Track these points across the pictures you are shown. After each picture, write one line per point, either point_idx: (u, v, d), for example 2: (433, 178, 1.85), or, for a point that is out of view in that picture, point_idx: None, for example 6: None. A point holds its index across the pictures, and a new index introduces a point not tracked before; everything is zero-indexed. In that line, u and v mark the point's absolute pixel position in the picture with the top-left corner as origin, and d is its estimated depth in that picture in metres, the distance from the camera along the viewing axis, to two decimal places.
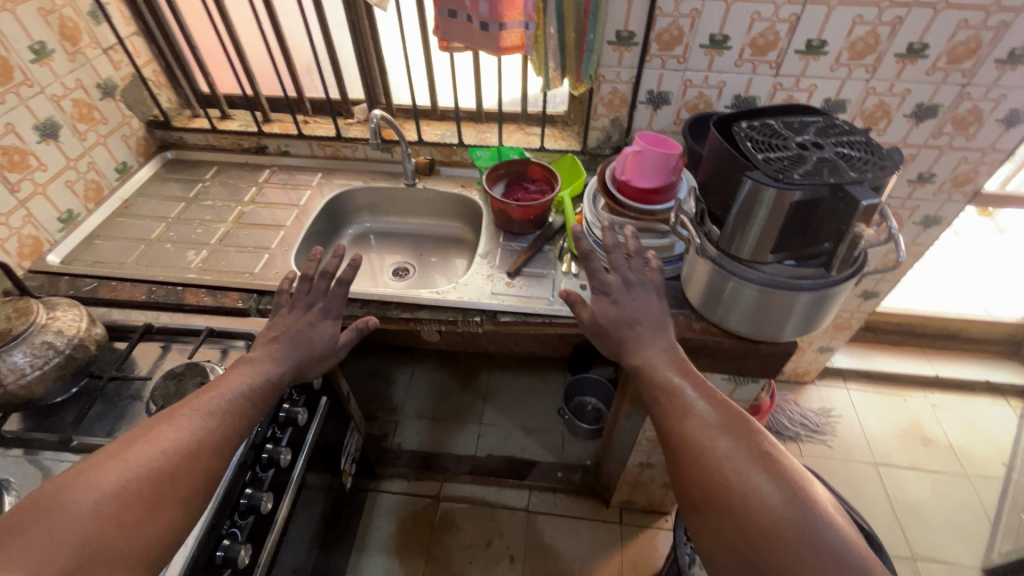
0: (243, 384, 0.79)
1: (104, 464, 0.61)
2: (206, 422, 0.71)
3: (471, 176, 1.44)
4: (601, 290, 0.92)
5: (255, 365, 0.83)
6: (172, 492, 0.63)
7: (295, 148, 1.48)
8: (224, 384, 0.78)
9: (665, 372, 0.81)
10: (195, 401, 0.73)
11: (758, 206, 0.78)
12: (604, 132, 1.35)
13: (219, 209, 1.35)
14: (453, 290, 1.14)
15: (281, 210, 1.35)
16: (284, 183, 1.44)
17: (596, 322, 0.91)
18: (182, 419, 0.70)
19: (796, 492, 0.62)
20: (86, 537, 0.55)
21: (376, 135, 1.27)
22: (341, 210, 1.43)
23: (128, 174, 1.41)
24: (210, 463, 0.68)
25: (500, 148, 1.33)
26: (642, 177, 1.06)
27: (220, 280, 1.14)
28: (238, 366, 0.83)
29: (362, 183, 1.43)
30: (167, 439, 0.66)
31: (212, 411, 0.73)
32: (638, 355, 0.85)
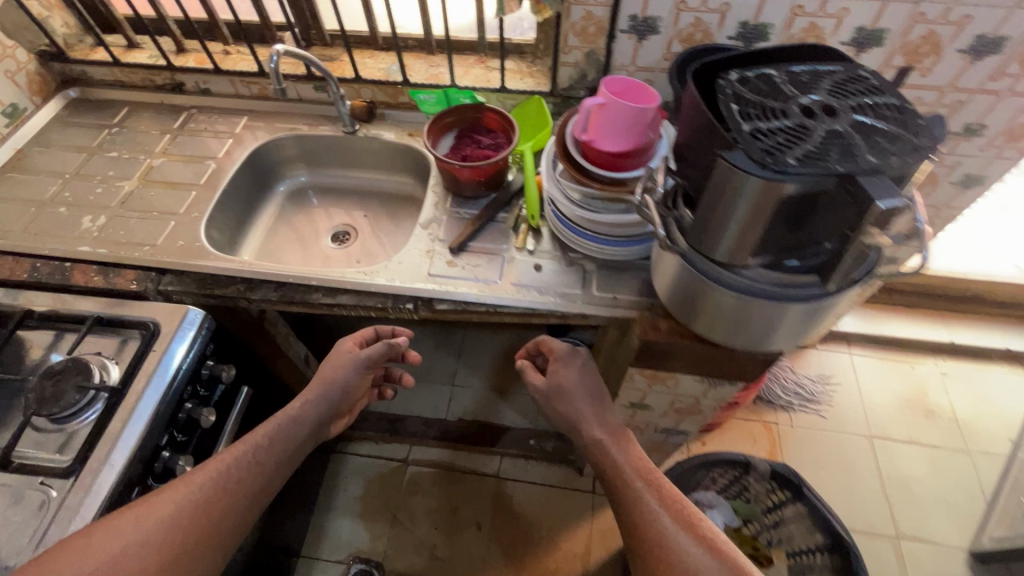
0: (273, 439, 0.87)
1: (87, 539, 0.67)
2: (233, 473, 0.79)
3: (420, 122, 1.21)
4: (567, 355, 1.01)
5: (286, 419, 0.91)
6: (190, 543, 0.71)
7: (216, 86, 1.25)
8: (260, 434, 0.86)
9: (619, 456, 0.88)
10: (194, 476, 0.77)
11: (735, 198, 0.58)
12: (578, 68, 1.09)
13: (126, 163, 1.15)
14: (385, 270, 0.97)
15: (197, 164, 1.15)
16: (204, 129, 1.22)
17: (555, 387, 0.97)
18: (172, 491, 0.74)
19: (720, 556, 0.74)
20: None
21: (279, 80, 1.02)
22: (270, 163, 1.22)
23: (22, 120, 1.20)
24: (232, 510, 0.77)
25: (447, 90, 1.09)
26: (608, 136, 0.84)
27: (115, 255, 0.97)
28: (272, 420, 0.90)
29: (292, 130, 1.21)
30: (195, 488, 0.75)
31: (237, 462, 0.81)
32: (603, 436, 0.91)
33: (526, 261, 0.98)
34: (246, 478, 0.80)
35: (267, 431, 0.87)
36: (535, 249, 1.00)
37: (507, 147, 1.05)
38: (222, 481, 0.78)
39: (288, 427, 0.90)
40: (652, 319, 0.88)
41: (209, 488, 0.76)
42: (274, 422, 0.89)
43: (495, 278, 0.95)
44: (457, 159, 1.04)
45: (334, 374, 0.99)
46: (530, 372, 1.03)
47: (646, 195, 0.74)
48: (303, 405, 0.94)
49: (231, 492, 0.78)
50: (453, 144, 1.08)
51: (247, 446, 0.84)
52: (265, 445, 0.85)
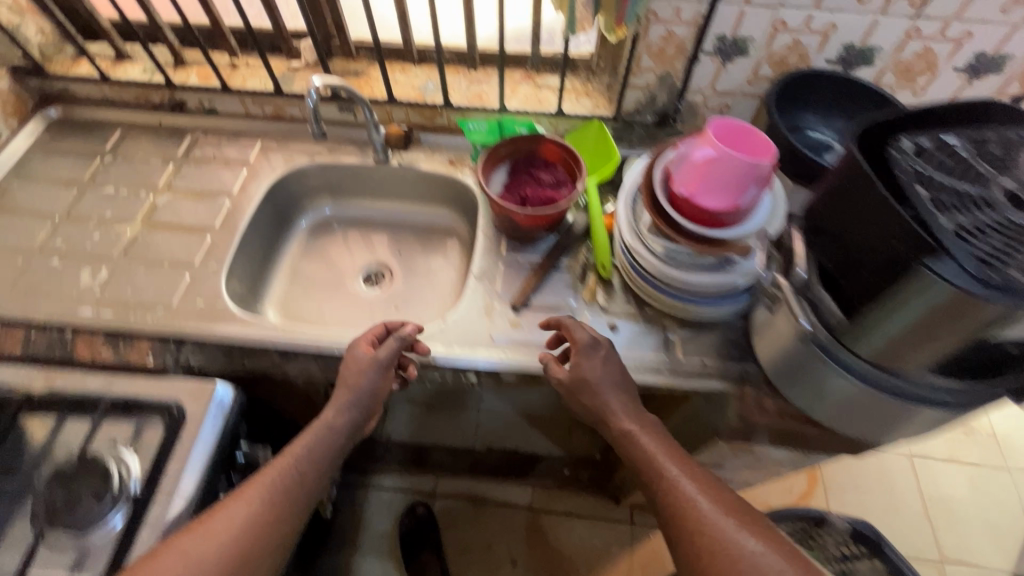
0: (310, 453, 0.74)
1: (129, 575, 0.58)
2: (266, 494, 0.67)
3: (461, 147, 1.07)
4: (590, 344, 0.78)
5: (330, 420, 0.77)
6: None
7: (223, 105, 1.09)
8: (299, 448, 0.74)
9: (652, 438, 0.72)
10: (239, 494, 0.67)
11: (906, 296, 0.51)
12: (648, 91, 0.96)
13: (125, 200, 1.00)
14: (441, 334, 0.85)
15: (208, 201, 1.00)
16: (212, 156, 1.07)
17: (578, 377, 0.76)
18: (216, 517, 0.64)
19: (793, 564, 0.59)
20: None
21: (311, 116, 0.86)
22: (290, 195, 1.08)
23: None
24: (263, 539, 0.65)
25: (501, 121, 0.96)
26: (709, 189, 0.72)
27: (125, 322, 0.84)
28: (317, 423, 0.77)
29: (314, 158, 1.06)
30: (229, 516, 0.64)
31: (276, 484, 0.68)
32: (633, 422, 0.73)
33: (598, 319, 0.87)
34: (284, 500, 0.68)
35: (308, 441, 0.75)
36: (608, 304, 0.89)
37: (571, 187, 0.93)
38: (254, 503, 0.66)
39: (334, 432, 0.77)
40: (755, 400, 0.78)
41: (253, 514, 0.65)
42: (320, 425, 0.76)
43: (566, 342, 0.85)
44: (514, 198, 0.92)
45: (354, 384, 0.77)
46: (552, 362, 0.80)
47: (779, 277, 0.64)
48: (338, 414, 0.77)
49: (264, 519, 0.65)
50: (508, 178, 0.95)
51: (286, 461, 0.71)
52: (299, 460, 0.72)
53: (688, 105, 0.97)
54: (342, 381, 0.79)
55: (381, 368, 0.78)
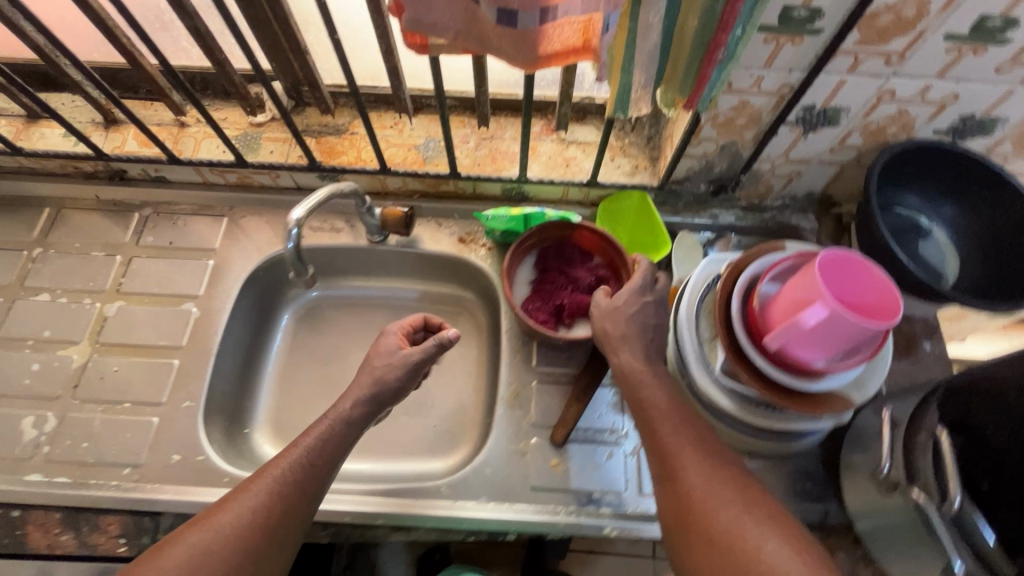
0: (310, 455, 0.57)
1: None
2: (246, 509, 0.52)
3: (472, 218, 0.89)
4: (638, 288, 0.66)
5: (336, 424, 0.61)
6: None
7: (174, 174, 0.88)
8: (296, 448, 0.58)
9: (661, 390, 0.59)
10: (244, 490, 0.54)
11: None
12: (704, 160, 0.78)
13: (65, 312, 0.81)
14: (471, 486, 0.71)
15: (169, 307, 0.82)
16: (167, 241, 0.87)
17: (612, 304, 0.66)
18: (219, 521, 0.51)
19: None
20: None
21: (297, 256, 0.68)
22: (270, 284, 0.90)
23: None
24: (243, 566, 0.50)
25: (527, 212, 0.81)
26: (807, 346, 0.56)
27: (84, 496, 0.69)
28: (325, 420, 0.61)
29: (295, 239, 0.88)
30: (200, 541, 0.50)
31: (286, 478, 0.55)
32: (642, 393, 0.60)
33: None
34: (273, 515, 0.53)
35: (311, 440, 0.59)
36: None
37: (615, 282, 0.77)
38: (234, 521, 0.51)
39: (346, 429, 0.61)
40: (846, 568, 0.68)
41: (258, 514, 0.52)
42: (323, 428, 0.60)
43: (619, 487, 0.72)
44: (549, 309, 0.76)
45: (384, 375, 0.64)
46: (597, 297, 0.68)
47: (915, 489, 0.52)
48: (356, 406, 0.62)
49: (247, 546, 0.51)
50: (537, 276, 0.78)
51: (278, 466, 0.56)
52: (293, 464, 0.56)
53: (753, 173, 0.79)
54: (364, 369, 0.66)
55: (402, 381, 0.65)
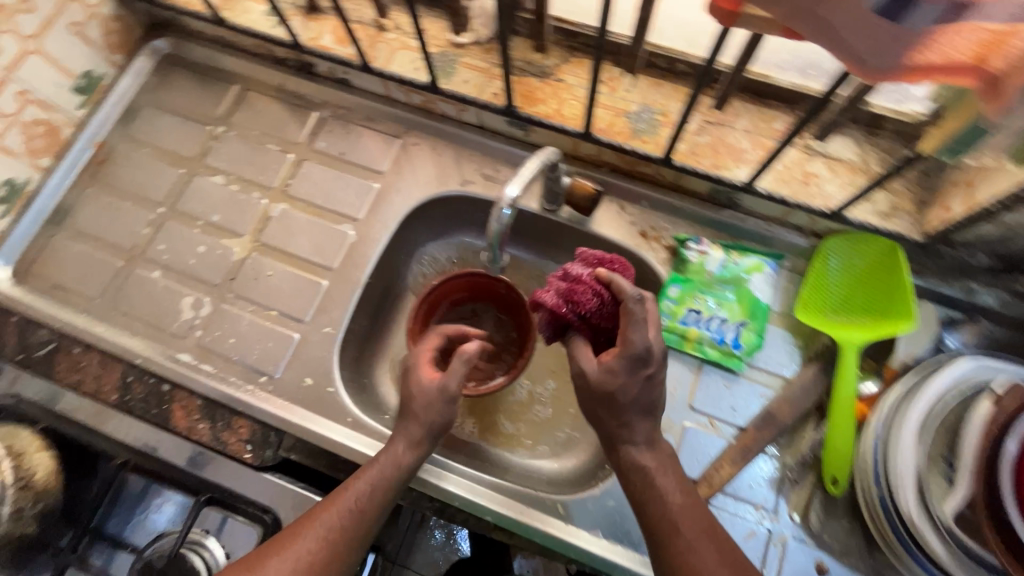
0: (301, 561, 0.53)
1: None
2: (289, 571, 0.52)
3: (662, 211, 0.76)
4: (633, 361, 0.55)
5: (333, 524, 0.55)
6: None
7: (360, 80, 0.82)
8: (287, 554, 0.53)
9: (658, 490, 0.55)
10: (305, 527, 0.55)
11: None
12: (1009, 230, 0.59)
13: (234, 201, 0.81)
14: (591, 514, 0.65)
15: (329, 222, 0.79)
16: (339, 150, 0.83)
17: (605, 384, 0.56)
18: (287, 555, 0.53)
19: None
20: None
21: (501, 238, 0.62)
22: (427, 223, 0.84)
23: (100, 93, 0.85)
24: None
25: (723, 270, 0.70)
26: None
27: (227, 390, 0.71)
28: (319, 520, 0.55)
29: (465, 183, 0.80)
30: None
31: (346, 519, 0.56)
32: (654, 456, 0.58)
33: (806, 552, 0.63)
34: None
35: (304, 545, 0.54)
36: (823, 532, 0.64)
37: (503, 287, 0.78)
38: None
39: (369, 505, 0.57)
40: None
41: (316, 555, 0.54)
42: (359, 494, 0.58)
43: None
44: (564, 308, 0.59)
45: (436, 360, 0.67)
46: (581, 346, 0.59)
47: None
48: (404, 449, 0.61)
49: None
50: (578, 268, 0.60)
51: (307, 535, 0.54)
52: (326, 538, 0.54)
53: None
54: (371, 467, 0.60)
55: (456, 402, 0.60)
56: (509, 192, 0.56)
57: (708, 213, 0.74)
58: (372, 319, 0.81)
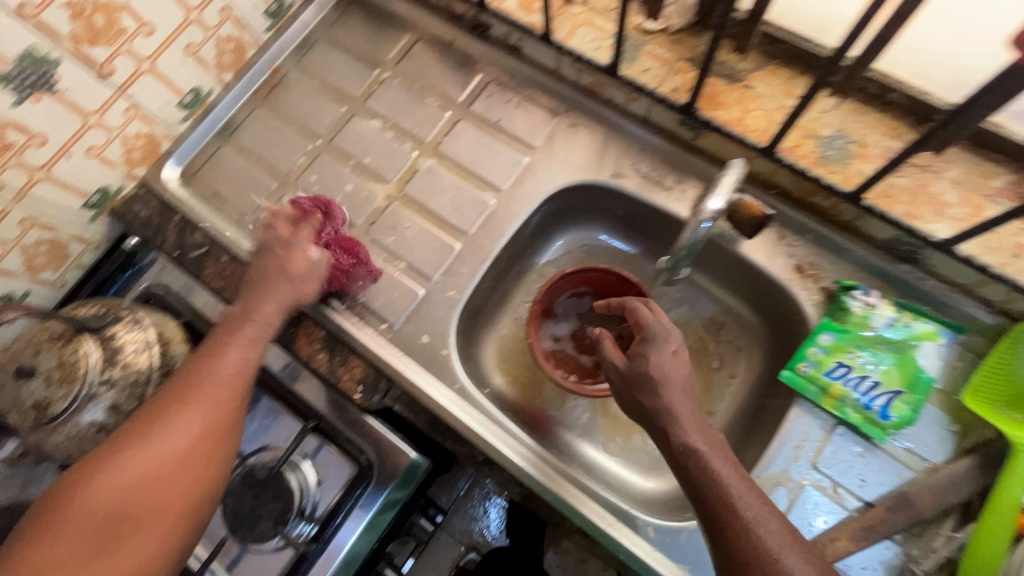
0: (181, 437, 0.54)
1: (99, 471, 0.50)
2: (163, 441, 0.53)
3: (826, 250, 0.69)
4: (659, 340, 0.59)
5: (219, 397, 0.57)
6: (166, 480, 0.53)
7: (532, 50, 0.80)
8: (168, 430, 0.54)
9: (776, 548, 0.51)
10: (187, 393, 0.56)
11: None
12: None
13: (387, 148, 0.82)
14: (682, 547, 0.63)
15: (472, 187, 0.79)
16: (495, 117, 0.82)
17: None
18: (169, 424, 0.54)
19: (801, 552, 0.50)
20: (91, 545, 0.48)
21: (688, 251, 0.65)
22: (565, 207, 0.82)
23: (285, 21, 0.89)
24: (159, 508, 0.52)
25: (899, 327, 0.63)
26: None
27: (349, 328, 0.73)
28: (197, 387, 0.57)
29: (617, 175, 0.77)
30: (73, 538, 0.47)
31: (221, 379, 0.58)
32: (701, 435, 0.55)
33: None
34: (170, 461, 0.53)
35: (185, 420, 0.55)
36: None
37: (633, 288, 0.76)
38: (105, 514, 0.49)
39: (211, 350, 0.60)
40: None
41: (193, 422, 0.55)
42: (236, 354, 0.60)
43: None
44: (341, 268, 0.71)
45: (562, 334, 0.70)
46: (608, 344, 0.63)
47: None
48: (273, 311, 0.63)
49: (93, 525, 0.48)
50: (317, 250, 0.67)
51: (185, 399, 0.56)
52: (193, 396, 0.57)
53: None
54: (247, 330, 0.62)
55: None
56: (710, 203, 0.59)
57: (881, 263, 0.67)
58: (491, 291, 0.81)
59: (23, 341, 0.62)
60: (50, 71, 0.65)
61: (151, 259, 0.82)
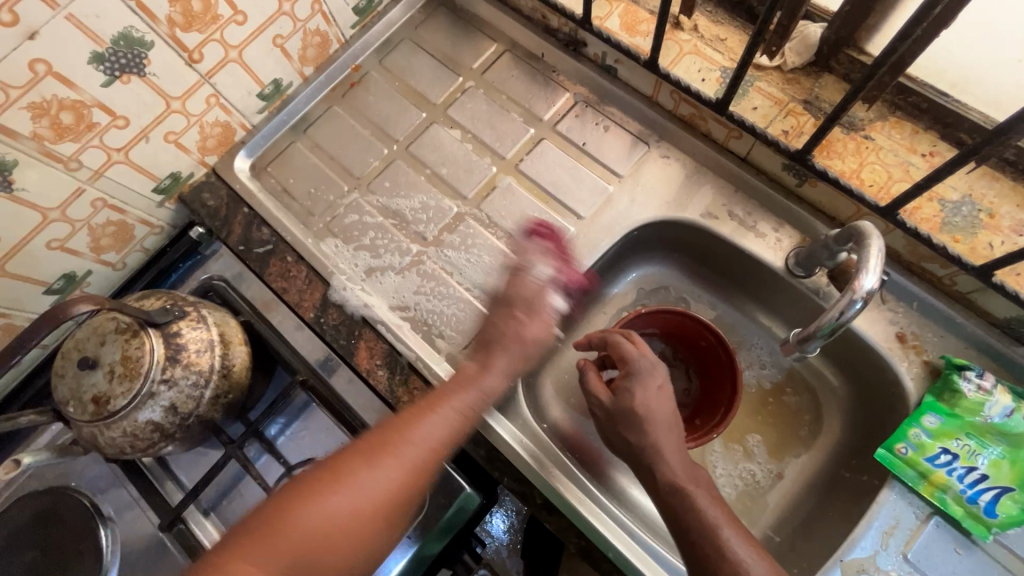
0: (405, 464, 0.55)
1: (321, 487, 0.52)
2: (396, 475, 0.55)
3: (934, 320, 0.64)
4: (639, 374, 0.61)
5: (449, 425, 0.59)
6: (363, 464, 0.54)
7: (628, 74, 0.76)
8: (393, 452, 0.55)
9: None
10: (417, 420, 0.58)
11: None
12: None
13: (465, 161, 0.79)
14: None
15: (551, 210, 0.75)
16: (581, 139, 0.78)
17: None
18: (406, 451, 0.56)
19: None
20: (297, 544, 0.50)
21: (820, 336, 0.53)
22: (643, 241, 0.78)
23: (372, 18, 0.86)
24: (371, 520, 0.53)
25: (1017, 430, 0.57)
26: None
27: (413, 347, 0.70)
28: (437, 414, 0.59)
29: (707, 214, 0.72)
30: (259, 566, 0.47)
31: (450, 414, 0.60)
32: (686, 469, 0.57)
33: None
34: (382, 458, 0.55)
35: (376, 475, 0.54)
36: None
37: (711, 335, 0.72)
38: (291, 556, 0.49)
39: (467, 415, 0.61)
40: None
41: (406, 436, 0.57)
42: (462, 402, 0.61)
43: None
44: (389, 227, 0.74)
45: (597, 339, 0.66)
46: (591, 375, 0.64)
47: None
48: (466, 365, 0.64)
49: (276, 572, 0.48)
50: (548, 263, 0.70)
51: (427, 435, 0.57)
52: (443, 432, 0.58)
53: None
54: (444, 398, 0.61)
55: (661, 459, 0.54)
56: (871, 279, 0.49)
57: (996, 343, 0.62)
58: (558, 320, 0.77)
59: (88, 330, 0.60)
60: (141, 53, 0.63)
61: (214, 250, 0.80)
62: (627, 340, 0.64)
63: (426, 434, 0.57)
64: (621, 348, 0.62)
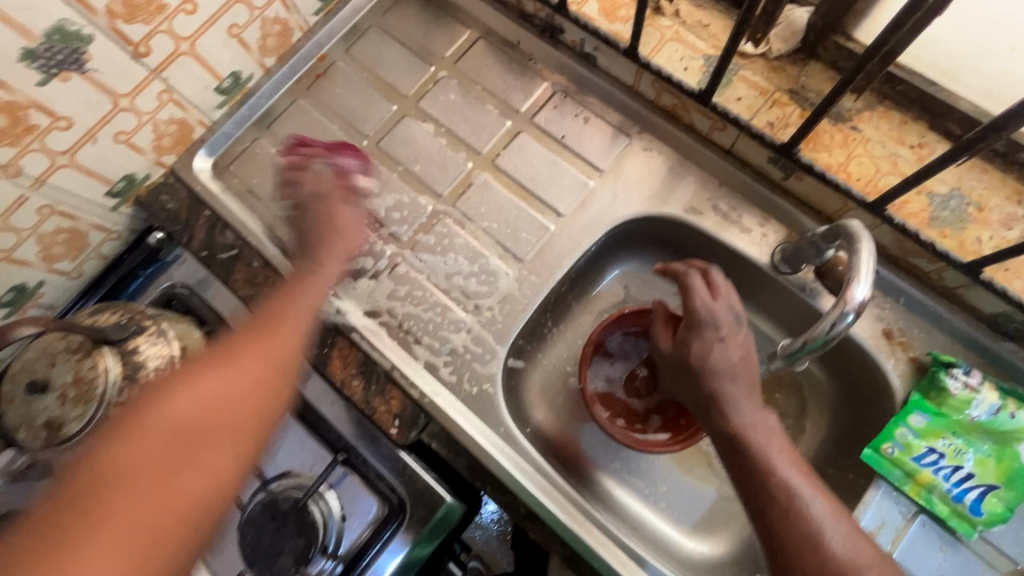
0: (250, 359, 0.51)
1: (143, 412, 0.45)
2: (241, 363, 0.50)
3: (922, 316, 0.63)
4: (701, 323, 0.57)
5: (301, 316, 0.56)
6: (249, 403, 0.49)
7: (608, 62, 0.73)
8: (242, 349, 0.51)
9: None
10: (272, 321, 0.54)
11: None
12: None
13: (439, 157, 0.76)
14: None
15: (530, 207, 0.72)
16: (560, 131, 0.75)
17: None
18: (247, 345, 0.52)
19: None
20: (161, 435, 0.44)
21: (807, 349, 0.52)
22: (625, 238, 0.75)
23: (336, 3, 0.81)
24: (231, 420, 0.47)
25: (1004, 428, 0.57)
26: None
27: (388, 355, 0.67)
28: (289, 307, 0.56)
29: (690, 210, 0.70)
30: (135, 462, 0.42)
31: (300, 309, 0.56)
32: (751, 420, 0.55)
33: None
34: (256, 376, 0.50)
35: (246, 356, 0.51)
36: None
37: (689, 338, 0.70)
38: (162, 448, 0.43)
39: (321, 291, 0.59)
40: None
41: (255, 336, 0.54)
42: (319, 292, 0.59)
43: None
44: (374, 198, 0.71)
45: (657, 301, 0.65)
46: (658, 329, 0.64)
47: None
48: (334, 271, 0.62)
49: (164, 434, 0.44)
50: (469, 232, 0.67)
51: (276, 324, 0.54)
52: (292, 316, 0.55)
53: None
54: (299, 284, 0.58)
55: None
56: (855, 300, 0.48)
57: (982, 338, 0.61)
58: (540, 321, 0.75)
59: (38, 350, 0.57)
60: (79, 48, 0.57)
61: (177, 256, 0.75)
62: (701, 281, 0.59)
63: (305, 309, 0.56)
64: (697, 292, 0.58)
